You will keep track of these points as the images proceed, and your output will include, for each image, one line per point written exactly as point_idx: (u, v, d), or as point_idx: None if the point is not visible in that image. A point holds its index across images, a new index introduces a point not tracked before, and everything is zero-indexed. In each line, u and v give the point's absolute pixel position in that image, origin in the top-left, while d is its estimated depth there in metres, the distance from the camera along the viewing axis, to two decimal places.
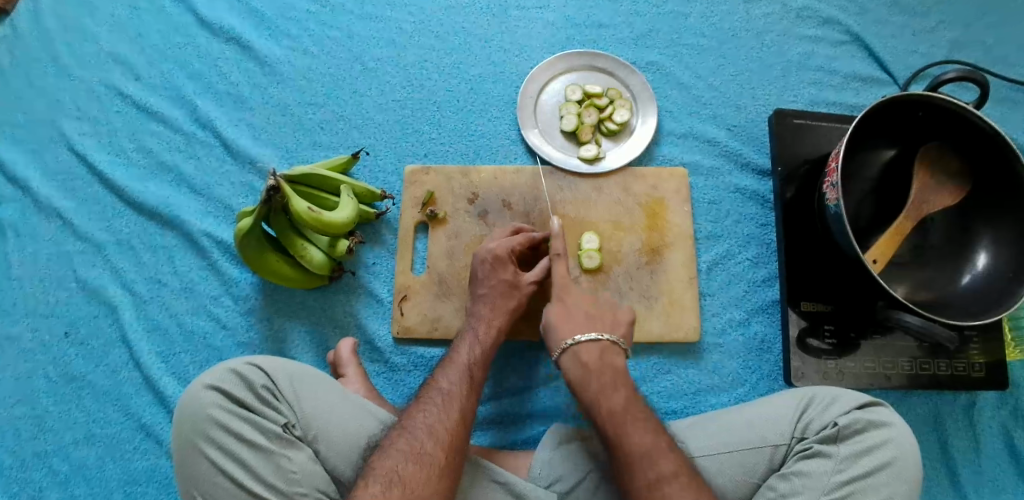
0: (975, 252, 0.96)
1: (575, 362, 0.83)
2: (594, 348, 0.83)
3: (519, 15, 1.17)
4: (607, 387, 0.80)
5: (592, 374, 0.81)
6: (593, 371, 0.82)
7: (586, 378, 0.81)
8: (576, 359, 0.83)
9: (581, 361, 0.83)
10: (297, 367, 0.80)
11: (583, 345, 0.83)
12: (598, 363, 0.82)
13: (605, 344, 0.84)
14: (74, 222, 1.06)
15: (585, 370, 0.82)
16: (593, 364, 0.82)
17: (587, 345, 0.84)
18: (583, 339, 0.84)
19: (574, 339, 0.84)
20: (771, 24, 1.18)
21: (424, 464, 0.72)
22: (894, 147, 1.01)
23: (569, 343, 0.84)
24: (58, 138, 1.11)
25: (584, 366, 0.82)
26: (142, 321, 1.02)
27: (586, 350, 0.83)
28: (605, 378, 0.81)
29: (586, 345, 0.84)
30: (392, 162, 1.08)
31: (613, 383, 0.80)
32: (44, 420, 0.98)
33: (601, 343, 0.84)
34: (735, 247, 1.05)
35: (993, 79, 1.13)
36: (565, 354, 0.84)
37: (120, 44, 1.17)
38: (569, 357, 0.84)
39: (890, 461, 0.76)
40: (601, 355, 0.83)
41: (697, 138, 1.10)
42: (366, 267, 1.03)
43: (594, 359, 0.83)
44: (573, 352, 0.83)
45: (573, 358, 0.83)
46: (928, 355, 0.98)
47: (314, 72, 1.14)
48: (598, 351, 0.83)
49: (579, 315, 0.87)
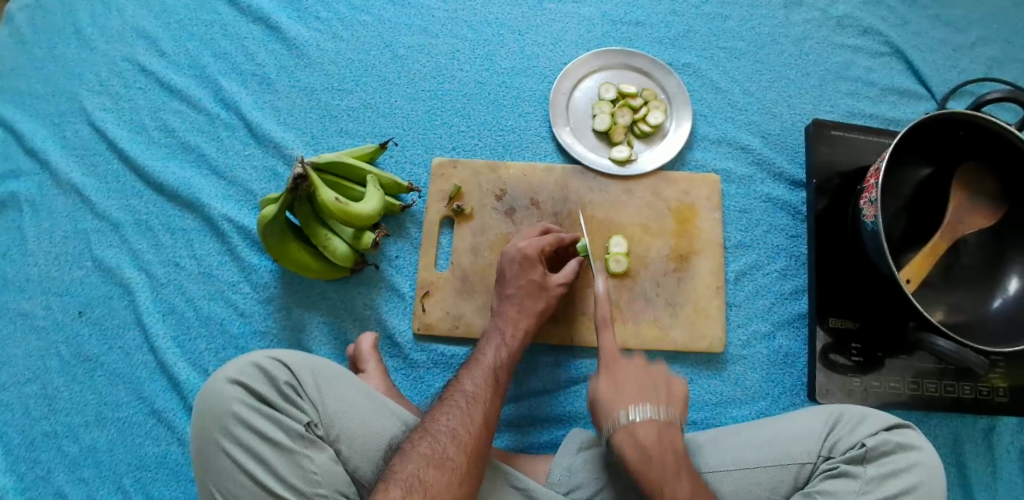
0: (1007, 276, 0.94)
1: (631, 442, 0.75)
2: (652, 426, 0.76)
3: (554, 8, 1.14)
4: (672, 475, 0.73)
5: (652, 456, 0.74)
6: (654, 455, 0.74)
7: (647, 461, 0.74)
8: (632, 437, 0.76)
9: (640, 443, 0.75)
10: (321, 363, 0.78)
11: (639, 425, 0.76)
12: (658, 443, 0.75)
13: (663, 423, 0.76)
14: (91, 199, 1.04)
15: (643, 452, 0.75)
16: (654, 445, 0.75)
17: (644, 423, 0.76)
18: (640, 417, 0.76)
19: (631, 416, 0.76)
20: (810, 31, 1.15)
21: (445, 468, 0.70)
22: (930, 165, 0.99)
23: (625, 419, 0.77)
24: (77, 112, 1.09)
25: (642, 449, 0.75)
26: (158, 304, 1.00)
27: (643, 428, 0.76)
28: (667, 461, 0.74)
29: (642, 422, 0.76)
30: (419, 153, 1.06)
31: (675, 467, 0.74)
32: (55, 400, 0.96)
33: (657, 419, 0.77)
34: (764, 258, 1.03)
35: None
36: (619, 429, 0.77)
37: (144, 18, 1.14)
38: (624, 434, 0.76)
39: (917, 485, 0.75)
40: (658, 433, 0.76)
41: (730, 144, 1.08)
42: (389, 260, 1.01)
43: (654, 441, 0.75)
44: (628, 430, 0.76)
45: (630, 437, 0.76)
46: (953, 377, 0.96)
47: (342, 57, 1.11)
48: (656, 429, 0.76)
49: (632, 390, 0.79)
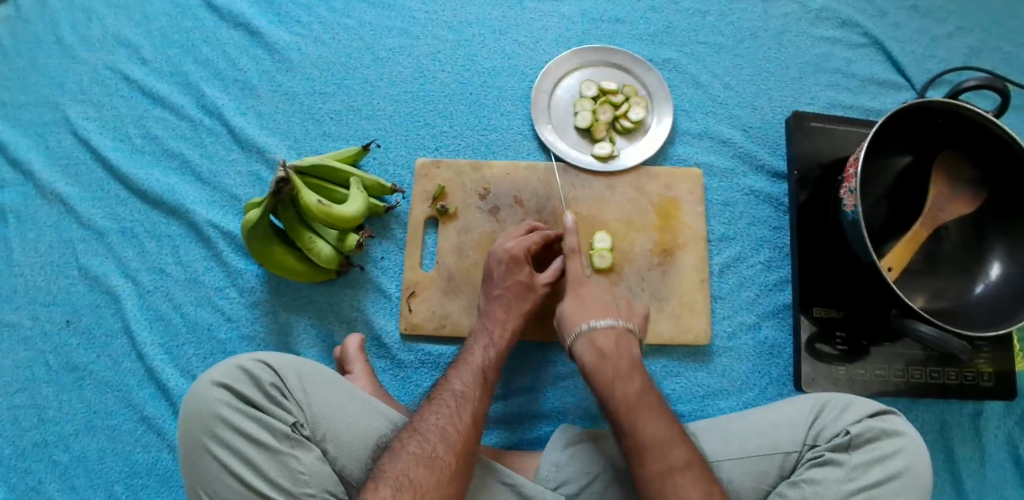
0: (989, 262, 0.95)
1: (589, 347, 0.83)
2: (610, 333, 0.83)
3: (534, 7, 1.15)
4: (623, 374, 0.80)
5: (608, 360, 0.81)
6: (609, 357, 0.82)
7: (602, 363, 0.81)
8: (590, 343, 0.83)
9: (598, 348, 0.83)
10: (307, 364, 0.79)
11: (598, 331, 0.84)
12: (614, 349, 0.82)
13: (621, 332, 0.84)
14: (76, 209, 1.04)
15: (600, 356, 0.82)
16: (610, 350, 0.82)
17: (601, 331, 0.84)
18: (598, 326, 0.84)
19: (589, 324, 0.84)
20: (789, 24, 1.16)
21: (435, 467, 0.71)
22: (909, 154, 1.00)
23: (584, 328, 0.84)
24: (61, 122, 1.09)
25: (599, 352, 0.82)
26: (145, 311, 1.00)
27: (601, 336, 0.83)
28: (621, 364, 0.81)
29: (601, 330, 0.84)
30: (402, 154, 1.07)
31: (628, 370, 0.80)
32: (44, 410, 0.97)
33: (615, 328, 0.84)
34: (748, 250, 1.04)
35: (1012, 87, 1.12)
36: (579, 337, 0.84)
37: (125, 27, 1.14)
38: (584, 341, 0.84)
39: (902, 471, 0.75)
40: (616, 341, 0.83)
41: (712, 138, 1.09)
42: (374, 261, 1.02)
43: (611, 346, 0.83)
44: (587, 337, 0.84)
45: (588, 344, 0.83)
46: (938, 363, 0.97)
47: (324, 61, 1.11)
48: (614, 337, 0.83)
49: (593, 301, 0.87)
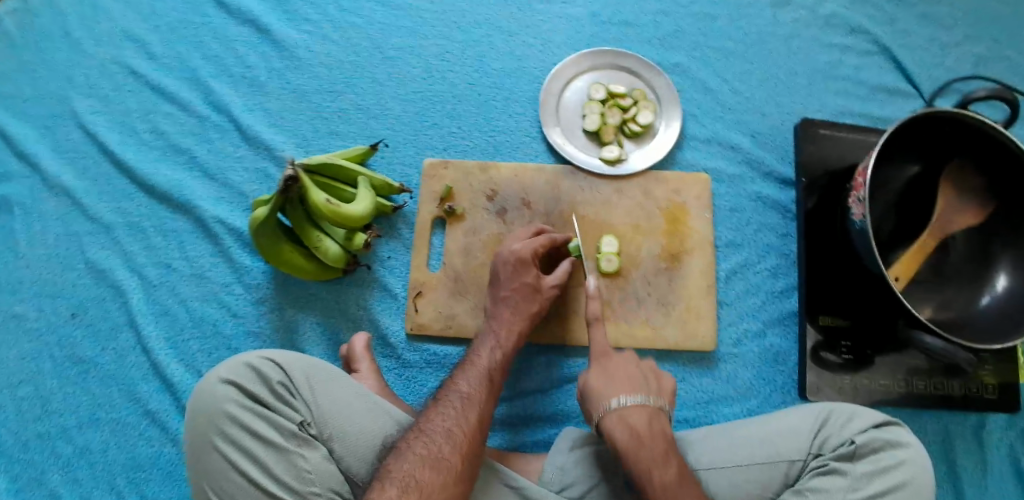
0: (995, 273, 0.95)
1: (623, 428, 0.77)
2: (642, 412, 0.79)
3: (544, 9, 1.15)
4: (658, 460, 0.75)
5: (642, 442, 0.76)
6: (645, 440, 0.76)
7: (637, 446, 0.76)
8: (623, 423, 0.78)
9: (631, 428, 0.77)
10: (314, 363, 0.79)
11: (631, 410, 0.79)
12: (648, 428, 0.78)
13: (654, 410, 0.79)
14: (83, 202, 1.04)
15: (634, 438, 0.76)
16: (644, 431, 0.77)
17: (633, 410, 0.79)
18: (630, 404, 0.79)
19: (622, 400, 0.79)
20: (798, 31, 1.16)
21: (441, 469, 0.70)
22: (918, 163, 1.00)
23: (615, 406, 0.79)
24: (68, 115, 1.09)
25: (634, 432, 0.77)
26: (150, 306, 1.00)
27: (633, 415, 0.78)
28: (656, 446, 0.76)
29: (633, 408, 0.79)
30: (411, 154, 1.07)
31: (664, 454, 0.76)
32: (48, 402, 0.97)
33: (647, 405, 0.80)
34: (754, 256, 1.04)
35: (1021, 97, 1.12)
36: (610, 415, 0.79)
37: (134, 21, 1.14)
38: (615, 420, 0.78)
39: (907, 482, 0.75)
40: (648, 419, 0.78)
41: (720, 143, 1.09)
42: (381, 261, 1.02)
43: (644, 426, 0.78)
44: (619, 416, 0.78)
45: (620, 424, 0.78)
46: (942, 374, 0.97)
47: (333, 59, 1.11)
48: (646, 415, 0.79)
49: (622, 379, 0.83)
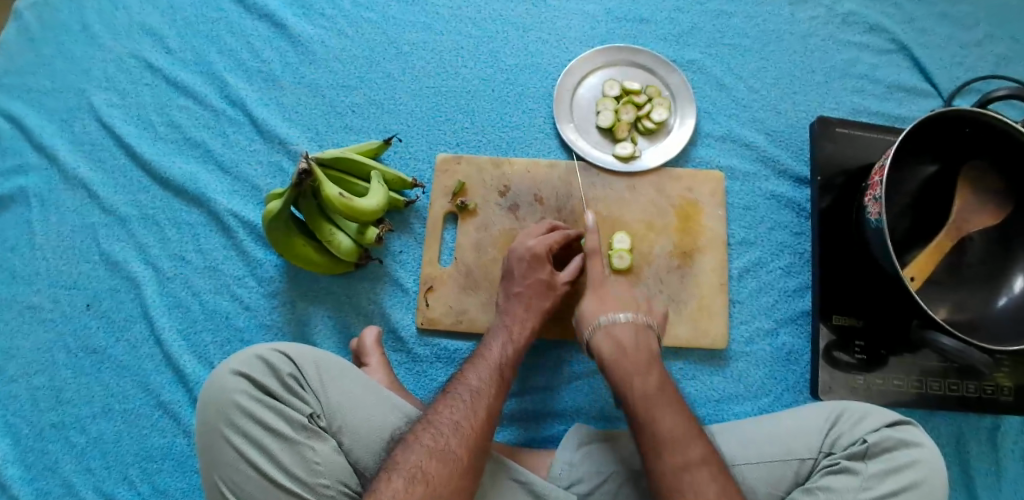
0: (1012, 275, 0.93)
1: (608, 338, 0.83)
2: (629, 327, 0.83)
3: (559, 5, 1.14)
4: (639, 368, 0.79)
5: (626, 354, 0.81)
6: (627, 351, 0.81)
7: (620, 357, 0.81)
8: (609, 336, 0.83)
9: (617, 341, 0.82)
10: (325, 355, 0.79)
11: (618, 325, 0.83)
12: (633, 341, 0.82)
13: (640, 326, 0.84)
14: (99, 194, 1.05)
15: (619, 349, 0.81)
16: (628, 342, 0.82)
17: (617, 327, 0.83)
18: (614, 320, 0.84)
19: (607, 318, 0.84)
20: (815, 28, 1.15)
21: (447, 461, 0.71)
22: (936, 163, 0.98)
23: (603, 322, 0.84)
24: (85, 108, 1.10)
25: (618, 345, 0.82)
26: (164, 298, 1.01)
27: (618, 329, 0.83)
28: (641, 357, 0.80)
29: (621, 324, 0.83)
30: (424, 149, 1.07)
31: (647, 363, 0.80)
32: (62, 392, 0.98)
33: (634, 323, 0.84)
34: (768, 255, 1.03)
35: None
36: (597, 331, 0.84)
37: (151, 15, 1.14)
38: (602, 334, 0.83)
39: (920, 481, 0.74)
40: (635, 334, 0.83)
41: (734, 141, 1.08)
42: (393, 255, 1.02)
43: (630, 339, 0.82)
44: (606, 330, 0.83)
45: (607, 337, 0.83)
46: (957, 376, 0.96)
47: (347, 54, 1.12)
48: (633, 330, 0.83)
49: (609, 297, 0.87)
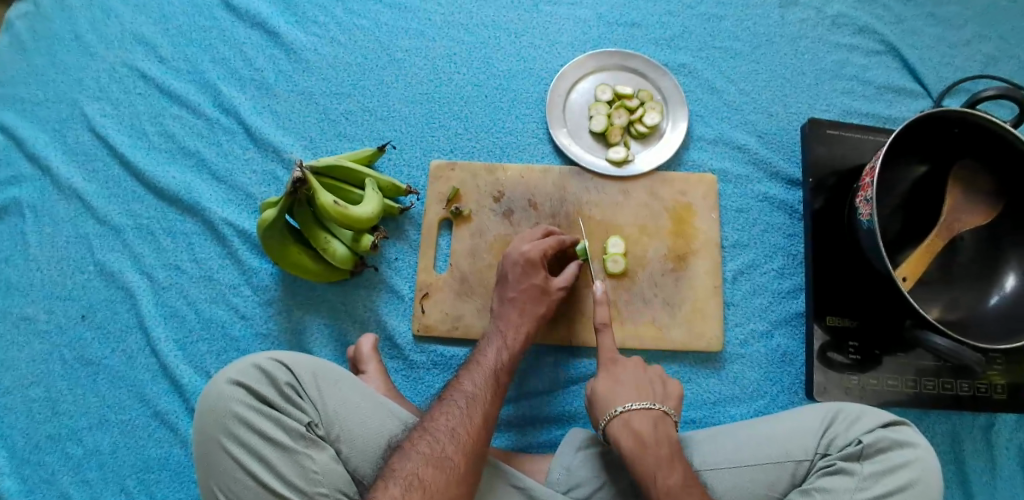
0: (1004, 274, 0.95)
1: (627, 431, 0.79)
2: (647, 416, 0.80)
3: (551, 11, 1.15)
4: (662, 464, 0.75)
5: (647, 447, 0.77)
6: (648, 445, 0.77)
7: (641, 451, 0.77)
8: (628, 428, 0.79)
9: (635, 433, 0.78)
10: (322, 364, 0.79)
11: (635, 415, 0.80)
12: (652, 434, 0.78)
13: (658, 415, 0.80)
14: (92, 204, 1.05)
15: (639, 442, 0.77)
16: (648, 435, 0.78)
17: (635, 417, 0.80)
18: (631, 409, 0.80)
19: (624, 407, 0.81)
20: (805, 30, 1.16)
21: (444, 468, 0.71)
22: (927, 164, 1.00)
23: (620, 410, 0.80)
24: (78, 118, 1.10)
25: (638, 439, 0.78)
26: (160, 308, 1.01)
27: (637, 420, 0.79)
28: (662, 453, 0.77)
29: (637, 413, 0.80)
30: (417, 156, 1.07)
31: (669, 458, 0.76)
32: (57, 404, 0.98)
33: (652, 410, 0.80)
34: (761, 257, 1.04)
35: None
36: (614, 421, 0.80)
37: (143, 24, 1.14)
38: (620, 427, 0.79)
39: (914, 482, 0.75)
40: (654, 424, 0.79)
41: (727, 144, 1.09)
42: (388, 262, 1.02)
43: (649, 432, 0.78)
44: (623, 420, 0.80)
45: (625, 429, 0.79)
46: (950, 375, 0.97)
47: (340, 61, 1.12)
48: (651, 419, 0.80)
49: (623, 385, 0.84)
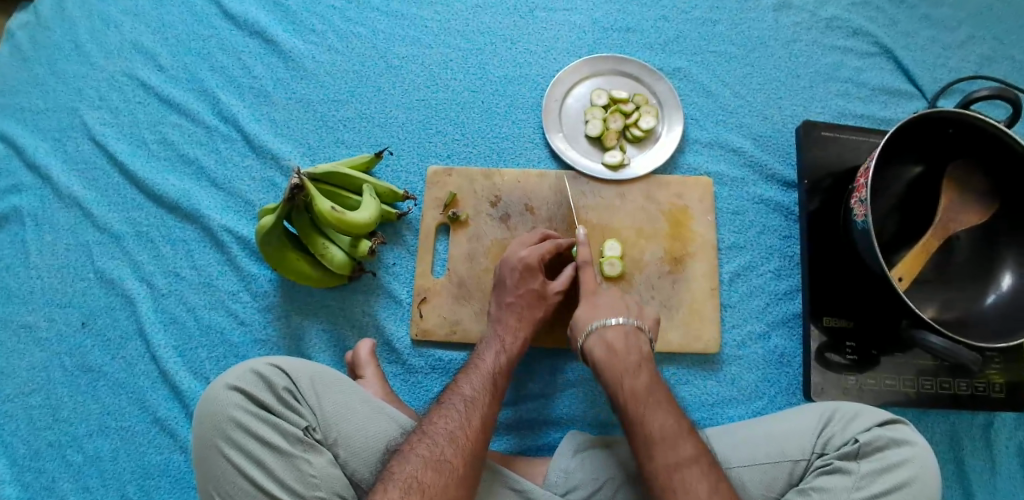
0: (1000, 273, 0.95)
1: (598, 342, 0.84)
2: (620, 330, 0.84)
3: (547, 16, 1.16)
4: (629, 371, 0.80)
5: (617, 356, 0.82)
6: (618, 354, 0.82)
7: (611, 359, 0.82)
8: (600, 339, 0.84)
9: (608, 345, 0.83)
10: (319, 368, 0.79)
11: (609, 328, 0.84)
12: (623, 345, 0.83)
13: (631, 329, 0.85)
14: (92, 212, 1.06)
15: (611, 351, 0.83)
16: (620, 346, 0.83)
17: (607, 329, 0.84)
18: (605, 322, 0.85)
19: (597, 322, 0.85)
20: (800, 34, 1.16)
21: (443, 471, 0.71)
22: (921, 164, 1.00)
23: (594, 326, 0.85)
24: (78, 127, 1.11)
25: (609, 348, 0.83)
26: (159, 314, 1.01)
27: (610, 332, 0.84)
28: (631, 359, 0.82)
29: (612, 327, 0.84)
30: (415, 161, 1.08)
31: (636, 365, 0.81)
32: (58, 411, 0.98)
33: (626, 326, 0.85)
34: (757, 259, 1.04)
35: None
36: (588, 335, 0.85)
37: (142, 34, 1.15)
38: (593, 337, 0.84)
39: (911, 480, 0.75)
40: (626, 337, 0.84)
41: (722, 147, 1.09)
42: (386, 267, 1.03)
43: (621, 343, 0.83)
44: (597, 333, 0.84)
45: (598, 341, 0.84)
46: (949, 374, 0.97)
47: (338, 68, 1.13)
48: (624, 334, 0.84)
49: (599, 303, 0.88)
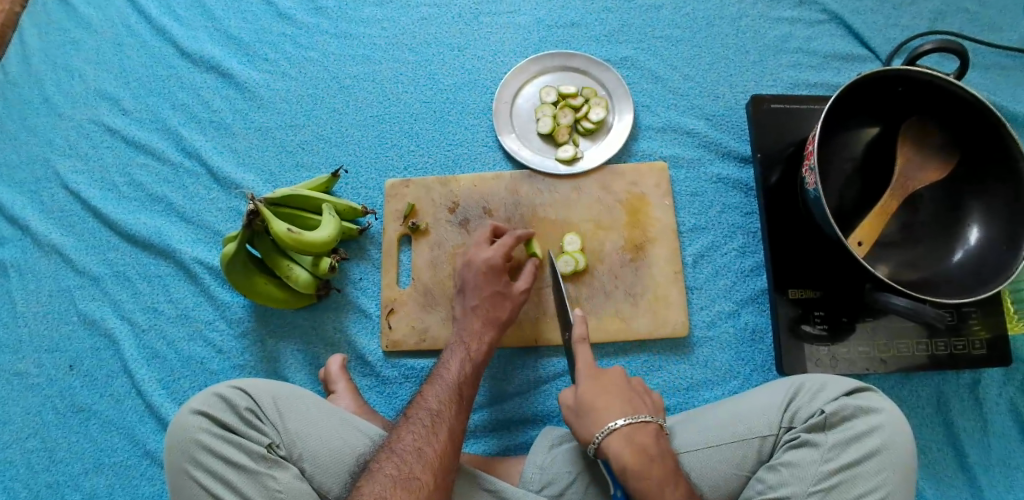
0: (967, 228, 0.91)
1: (626, 444, 0.75)
2: (651, 430, 0.77)
3: (490, 21, 1.17)
4: (667, 481, 0.74)
5: (651, 459, 0.75)
6: (652, 459, 0.75)
7: (645, 466, 0.74)
8: (629, 442, 0.76)
9: (641, 446, 0.76)
10: (282, 389, 0.81)
11: (640, 428, 0.77)
12: (656, 448, 0.76)
13: (657, 428, 0.79)
14: (72, 257, 1.10)
15: (645, 455, 0.75)
16: (653, 449, 0.76)
17: (635, 430, 0.77)
18: (631, 420, 0.77)
19: (622, 421, 0.77)
20: (745, 9, 1.16)
21: (412, 489, 0.72)
22: (878, 123, 0.96)
23: (619, 424, 0.77)
24: (52, 178, 1.15)
25: (640, 451, 0.75)
26: (141, 350, 1.04)
27: (638, 432, 0.77)
28: (665, 465, 0.75)
29: (641, 427, 0.77)
30: (373, 177, 1.10)
31: (672, 473, 0.75)
32: (54, 452, 1.01)
33: (653, 423, 0.79)
34: (720, 238, 1.04)
35: (964, 42, 1.11)
36: (611, 434, 0.76)
37: (106, 81, 1.20)
38: (620, 439, 0.76)
39: (880, 448, 0.74)
40: (655, 438, 0.77)
41: (675, 130, 1.10)
42: (352, 282, 1.05)
43: (653, 445, 0.77)
44: (623, 434, 0.76)
45: (627, 443, 0.76)
46: (924, 335, 0.95)
47: (293, 94, 1.16)
48: (653, 434, 0.77)
49: (615, 398, 0.81)
